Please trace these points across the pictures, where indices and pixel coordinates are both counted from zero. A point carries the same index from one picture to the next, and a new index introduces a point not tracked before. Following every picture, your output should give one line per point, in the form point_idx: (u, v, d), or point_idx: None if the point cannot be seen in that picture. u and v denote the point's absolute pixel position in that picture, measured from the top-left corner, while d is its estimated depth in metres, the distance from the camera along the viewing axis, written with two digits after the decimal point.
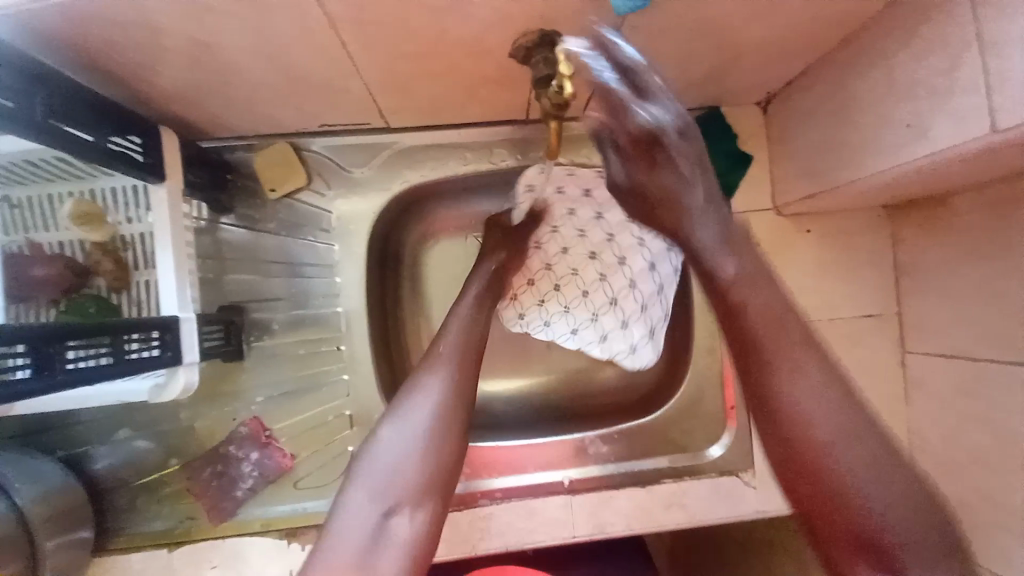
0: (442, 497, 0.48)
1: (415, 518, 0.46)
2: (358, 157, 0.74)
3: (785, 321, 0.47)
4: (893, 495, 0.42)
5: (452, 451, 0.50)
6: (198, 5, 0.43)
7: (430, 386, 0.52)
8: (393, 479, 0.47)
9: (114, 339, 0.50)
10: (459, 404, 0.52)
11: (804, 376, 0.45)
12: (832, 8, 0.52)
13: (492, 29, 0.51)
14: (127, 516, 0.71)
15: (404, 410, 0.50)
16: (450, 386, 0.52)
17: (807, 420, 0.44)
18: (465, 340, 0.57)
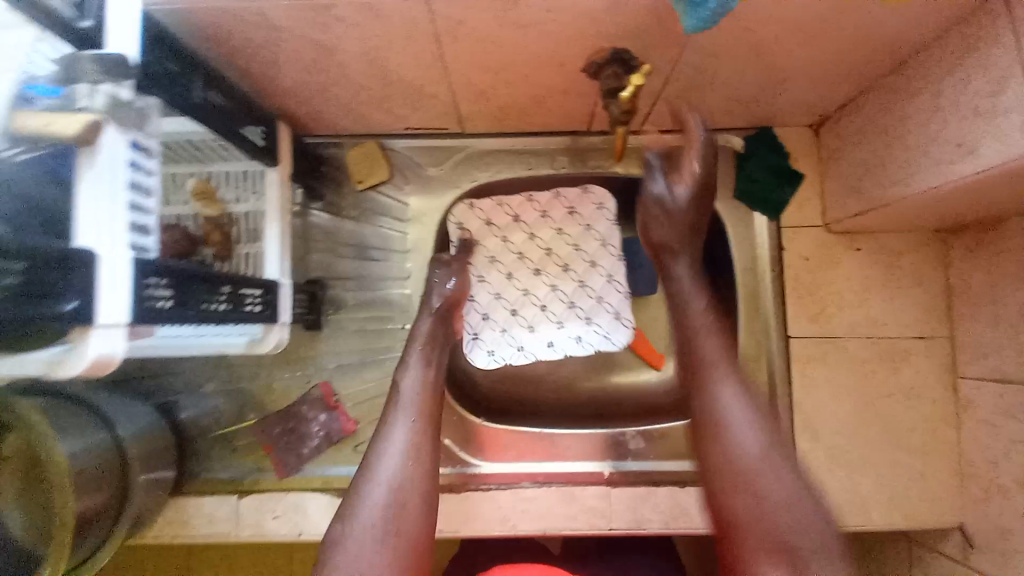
0: (424, 484, 0.63)
1: (392, 516, 0.61)
2: (433, 158, 0.84)
3: (724, 387, 0.73)
4: (809, 535, 0.65)
5: (428, 461, 0.65)
6: (334, 17, 0.52)
7: (400, 427, 0.65)
8: (384, 489, 0.61)
9: (230, 291, 0.58)
10: (427, 424, 0.66)
11: (732, 408, 0.72)
12: (885, 35, 0.57)
13: (570, 46, 0.58)
14: (205, 462, 0.80)
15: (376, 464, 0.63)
16: (412, 447, 0.64)
17: (739, 466, 0.69)
18: (420, 402, 0.67)
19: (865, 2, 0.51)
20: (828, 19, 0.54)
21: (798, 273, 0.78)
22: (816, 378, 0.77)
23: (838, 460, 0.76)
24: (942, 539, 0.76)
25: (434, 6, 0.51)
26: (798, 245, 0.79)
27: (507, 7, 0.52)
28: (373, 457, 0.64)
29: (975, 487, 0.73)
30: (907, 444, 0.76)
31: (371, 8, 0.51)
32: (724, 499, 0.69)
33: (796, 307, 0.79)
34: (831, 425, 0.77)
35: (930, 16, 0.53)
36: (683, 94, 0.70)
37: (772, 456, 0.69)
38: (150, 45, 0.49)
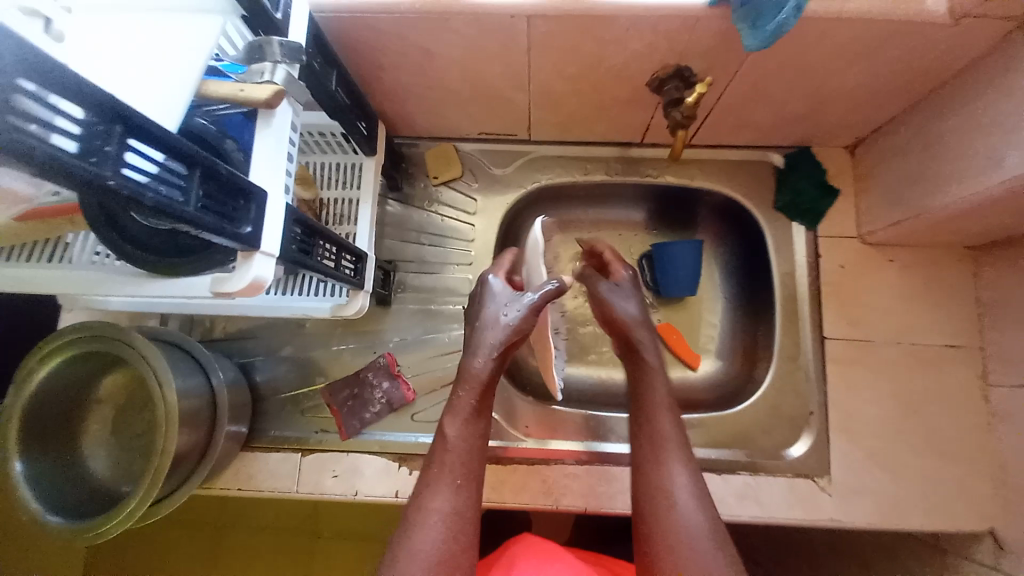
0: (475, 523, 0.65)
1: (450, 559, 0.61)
2: (501, 159, 0.93)
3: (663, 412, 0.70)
4: None
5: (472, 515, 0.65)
6: (451, 27, 0.63)
7: (444, 481, 0.66)
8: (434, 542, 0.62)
9: (336, 250, 0.67)
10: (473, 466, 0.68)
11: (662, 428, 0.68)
12: (919, 61, 0.65)
13: (641, 61, 0.68)
14: (274, 421, 0.86)
15: (421, 516, 0.64)
16: (461, 488, 0.66)
17: (655, 500, 0.64)
18: (450, 455, 0.67)
19: (900, 32, 0.60)
20: (869, 44, 0.63)
21: (834, 280, 0.84)
22: (852, 379, 0.82)
23: (872, 459, 0.79)
24: (971, 545, 0.77)
25: (535, 20, 0.62)
26: (834, 254, 0.85)
27: (595, 24, 0.62)
28: (416, 509, 0.65)
29: (1008, 493, 0.75)
30: (940, 447, 0.79)
31: (482, 21, 0.62)
32: (643, 519, 0.64)
33: (831, 310, 0.84)
34: (866, 424, 0.80)
35: (959, 45, 0.62)
36: (733, 111, 0.79)
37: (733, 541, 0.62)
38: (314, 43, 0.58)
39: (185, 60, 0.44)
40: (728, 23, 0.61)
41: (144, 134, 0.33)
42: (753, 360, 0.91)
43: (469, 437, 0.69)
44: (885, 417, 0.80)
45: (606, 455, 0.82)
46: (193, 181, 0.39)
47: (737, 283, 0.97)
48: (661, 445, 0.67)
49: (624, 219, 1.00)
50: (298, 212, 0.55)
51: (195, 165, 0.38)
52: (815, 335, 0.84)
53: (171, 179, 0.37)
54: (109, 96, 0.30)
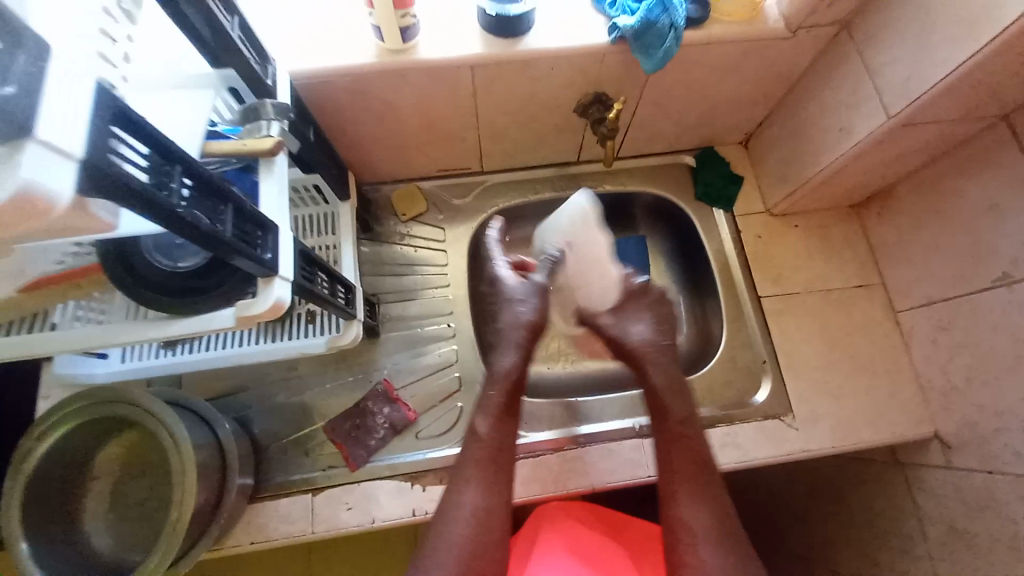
0: (506, 506, 0.70)
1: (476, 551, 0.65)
2: (459, 191, 1.04)
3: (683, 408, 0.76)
4: None
5: (499, 501, 0.69)
6: (408, 81, 0.75)
7: (474, 477, 0.70)
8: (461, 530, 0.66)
9: (330, 280, 0.73)
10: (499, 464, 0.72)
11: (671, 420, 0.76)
12: (775, 66, 0.84)
13: (567, 92, 0.83)
14: (279, 467, 0.87)
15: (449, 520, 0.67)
16: (488, 488, 0.69)
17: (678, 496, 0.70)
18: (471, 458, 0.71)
19: (756, 46, 0.79)
20: (735, 58, 0.81)
21: (757, 248, 1.00)
22: (790, 327, 0.95)
23: (823, 391, 0.92)
24: (919, 449, 0.89)
25: (478, 69, 0.75)
26: (752, 227, 1.01)
27: (526, 66, 0.76)
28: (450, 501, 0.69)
29: (933, 396, 0.89)
30: (872, 369, 0.93)
31: (434, 73, 0.75)
32: (670, 516, 0.69)
33: (760, 273, 0.99)
34: (810, 363, 0.93)
35: (800, 50, 0.81)
36: (647, 124, 0.95)
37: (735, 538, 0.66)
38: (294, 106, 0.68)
39: (193, 122, 0.51)
40: (629, 55, 0.76)
41: (185, 166, 0.40)
42: (708, 329, 1.03)
43: (496, 436, 0.73)
44: (824, 354, 0.94)
45: (599, 434, 0.89)
46: (219, 208, 0.45)
47: (680, 267, 1.10)
48: (687, 455, 0.72)
49: None
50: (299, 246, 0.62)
51: (219, 195, 0.44)
52: (753, 296, 0.97)
53: (205, 203, 0.43)
54: (167, 139, 0.38)
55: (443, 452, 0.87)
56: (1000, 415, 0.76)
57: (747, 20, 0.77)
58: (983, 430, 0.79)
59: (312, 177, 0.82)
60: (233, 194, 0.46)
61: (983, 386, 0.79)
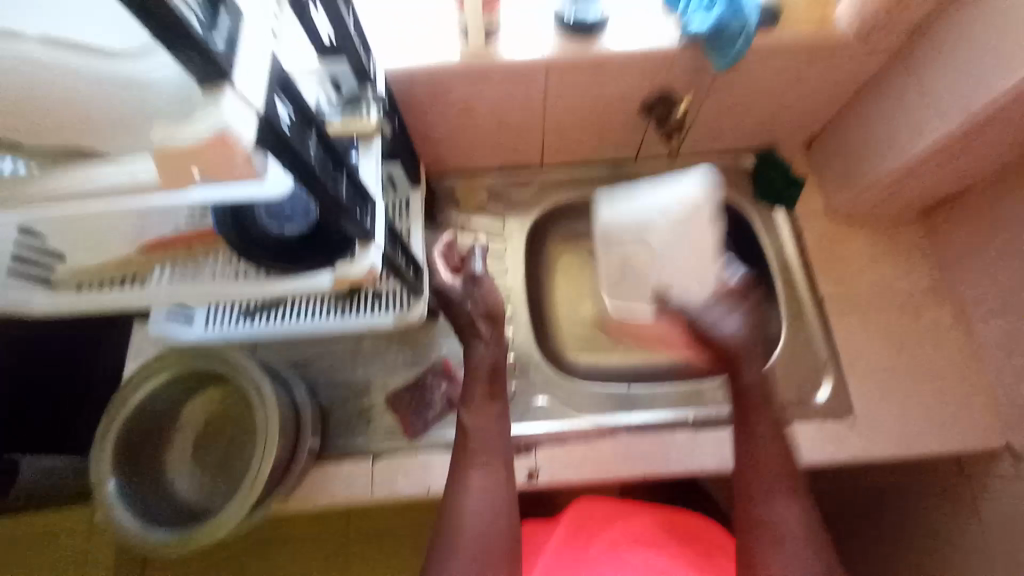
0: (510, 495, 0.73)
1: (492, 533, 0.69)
2: (520, 185, 1.08)
3: (767, 438, 0.73)
4: None
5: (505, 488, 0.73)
6: (486, 76, 0.80)
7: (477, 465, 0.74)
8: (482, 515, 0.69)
9: (403, 257, 0.77)
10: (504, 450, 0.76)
11: (762, 443, 0.73)
12: (845, 68, 0.85)
13: (633, 91, 0.86)
14: (342, 434, 0.92)
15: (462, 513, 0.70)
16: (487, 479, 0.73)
17: (773, 515, 0.68)
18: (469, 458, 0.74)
19: (828, 46, 0.79)
20: (804, 59, 0.82)
21: (818, 250, 0.99)
22: (851, 330, 0.94)
23: (885, 397, 0.89)
24: (988, 464, 0.86)
25: (552, 66, 0.79)
26: (813, 229, 1.01)
27: (598, 64, 0.80)
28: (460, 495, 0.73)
29: (1005, 409, 0.85)
30: (938, 378, 0.90)
31: (510, 70, 0.79)
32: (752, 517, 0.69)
33: (821, 275, 0.98)
34: (872, 367, 0.91)
35: (872, 52, 0.81)
36: (709, 124, 0.97)
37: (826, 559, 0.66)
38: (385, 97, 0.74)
39: None
40: (698, 54, 0.79)
41: (317, 131, 0.46)
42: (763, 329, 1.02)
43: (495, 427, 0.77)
44: (886, 359, 0.92)
45: (650, 423, 0.91)
46: (337, 173, 0.50)
47: None
48: (775, 462, 0.71)
49: None
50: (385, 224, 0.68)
51: (338, 161, 0.50)
52: (812, 297, 0.97)
53: (329, 165, 0.48)
54: (306, 105, 0.44)
55: None
56: None
57: (819, 22, 0.78)
58: None
59: (389, 165, 0.88)
60: (347, 162, 0.51)
61: None
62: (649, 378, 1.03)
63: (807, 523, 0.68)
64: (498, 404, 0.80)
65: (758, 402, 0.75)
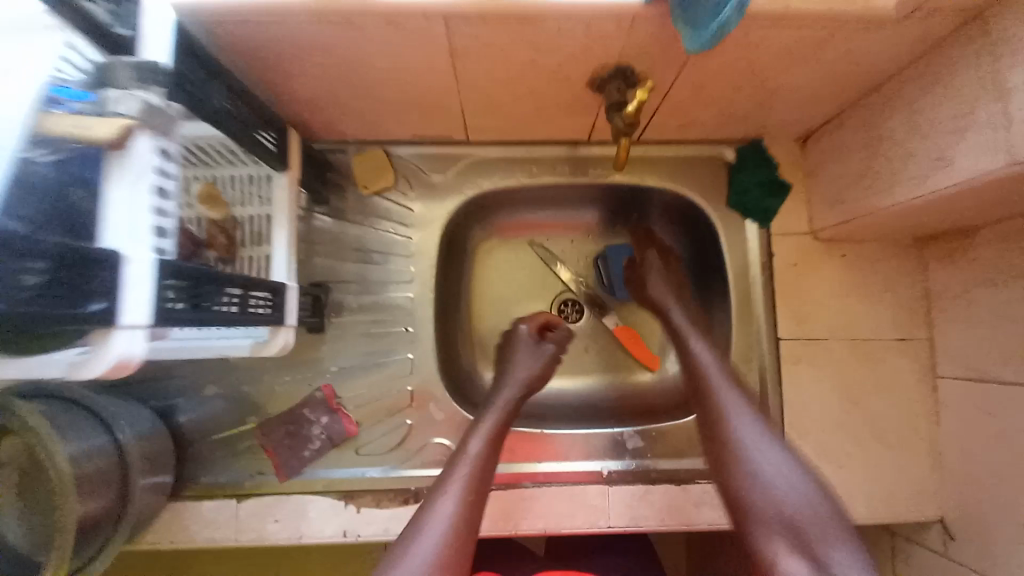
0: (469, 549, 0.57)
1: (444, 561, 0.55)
2: (438, 165, 0.85)
3: (757, 443, 0.64)
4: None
5: (472, 527, 0.59)
6: (359, 28, 0.54)
7: (455, 495, 0.61)
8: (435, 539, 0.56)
9: (241, 292, 0.60)
10: (476, 478, 0.63)
11: (767, 473, 0.62)
12: (866, 57, 0.61)
13: (578, 63, 0.61)
14: (204, 466, 0.80)
15: (438, 506, 0.60)
16: (467, 501, 0.60)
17: (756, 549, 0.59)
18: (483, 458, 0.65)
19: (852, 26, 0.56)
20: (814, 43, 0.58)
21: (784, 279, 0.82)
22: (802, 377, 0.81)
23: (822, 453, 0.79)
24: (922, 531, 0.80)
25: (453, 22, 0.54)
26: (785, 253, 0.83)
27: (523, 24, 0.54)
28: (420, 517, 0.59)
29: (953, 479, 0.77)
30: (889, 439, 0.79)
31: (389, 21, 0.53)
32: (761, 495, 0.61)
33: (783, 308, 0.82)
34: (820, 420, 0.80)
35: (909, 39, 0.58)
36: (682, 108, 0.74)
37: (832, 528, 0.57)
38: (182, 57, 0.51)
39: (18, 100, 0.41)
40: (667, 23, 0.54)
41: None
42: None
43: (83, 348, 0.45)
44: (837, 412, 0.80)
45: (563, 472, 0.80)
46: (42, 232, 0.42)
47: (692, 282, 0.93)
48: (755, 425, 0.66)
49: (571, 220, 0.95)
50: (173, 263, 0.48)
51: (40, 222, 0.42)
52: (769, 334, 0.82)
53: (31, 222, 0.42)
54: None
55: (387, 472, 0.78)
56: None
57: None
58: (1004, 538, 0.68)
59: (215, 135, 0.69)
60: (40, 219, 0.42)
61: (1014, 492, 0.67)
62: (573, 418, 0.88)
63: (816, 521, 0.58)
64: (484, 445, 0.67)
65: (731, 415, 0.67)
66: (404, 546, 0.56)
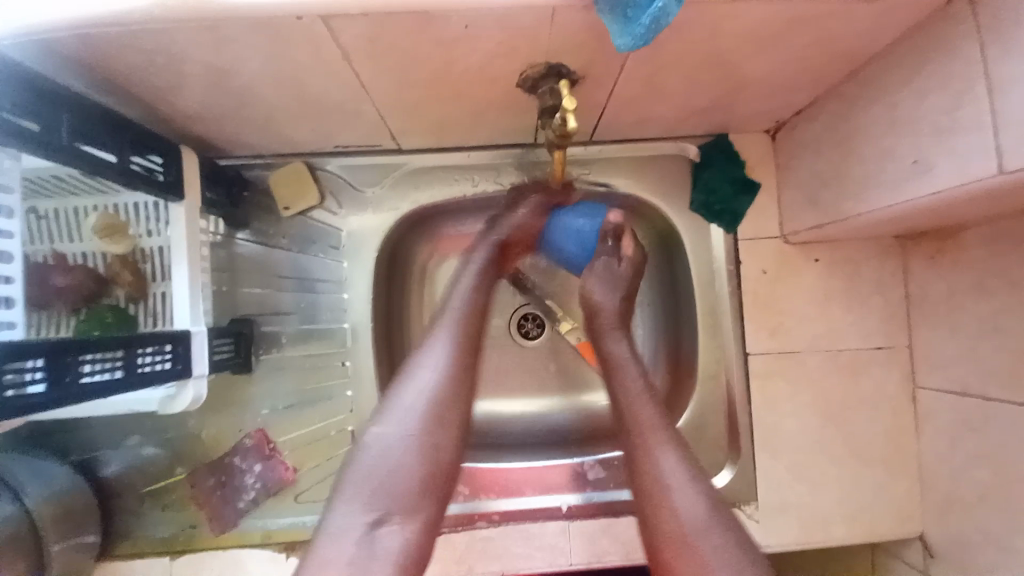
0: (448, 463, 0.55)
1: (411, 467, 0.53)
2: (369, 177, 0.76)
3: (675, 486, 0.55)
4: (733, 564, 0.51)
5: (451, 426, 0.56)
6: (223, 36, 0.45)
7: (434, 363, 0.58)
8: (403, 434, 0.54)
9: (128, 352, 0.53)
10: (466, 364, 0.59)
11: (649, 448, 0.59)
12: (836, 42, 0.53)
13: (501, 62, 0.52)
14: (132, 522, 0.73)
15: (414, 372, 0.57)
16: (451, 370, 0.58)
17: (676, 517, 0.54)
18: (466, 319, 0.62)
19: (817, 9, 0.47)
20: (772, 31, 0.50)
21: (753, 288, 0.75)
22: (773, 395, 0.74)
23: (795, 473, 0.74)
24: (901, 547, 0.74)
25: (335, 24, 0.44)
26: (754, 259, 0.76)
27: (420, 22, 0.45)
28: (401, 381, 0.57)
29: (931, 497, 0.71)
30: (870, 457, 0.73)
31: (256, 25, 0.44)
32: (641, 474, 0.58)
33: (752, 320, 0.75)
34: (793, 439, 0.74)
35: (883, 22, 0.49)
36: (632, 105, 0.65)
37: (713, 516, 0.54)
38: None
39: None
40: (594, 14, 0.45)
41: None
42: (678, 378, 0.80)
43: None
44: (811, 429, 0.74)
45: (519, 512, 0.74)
46: None
47: (661, 291, 0.84)
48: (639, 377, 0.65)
49: None
50: (12, 344, 0.41)
51: None
52: (737, 349, 0.76)
53: None
54: None
55: None
56: (1007, 553, 0.60)
57: None
58: (981, 564, 0.63)
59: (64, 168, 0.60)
60: None
61: (997, 517, 0.61)
62: (536, 446, 0.81)
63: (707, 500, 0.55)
64: (479, 313, 0.63)
65: (621, 372, 0.66)
66: (388, 404, 0.56)
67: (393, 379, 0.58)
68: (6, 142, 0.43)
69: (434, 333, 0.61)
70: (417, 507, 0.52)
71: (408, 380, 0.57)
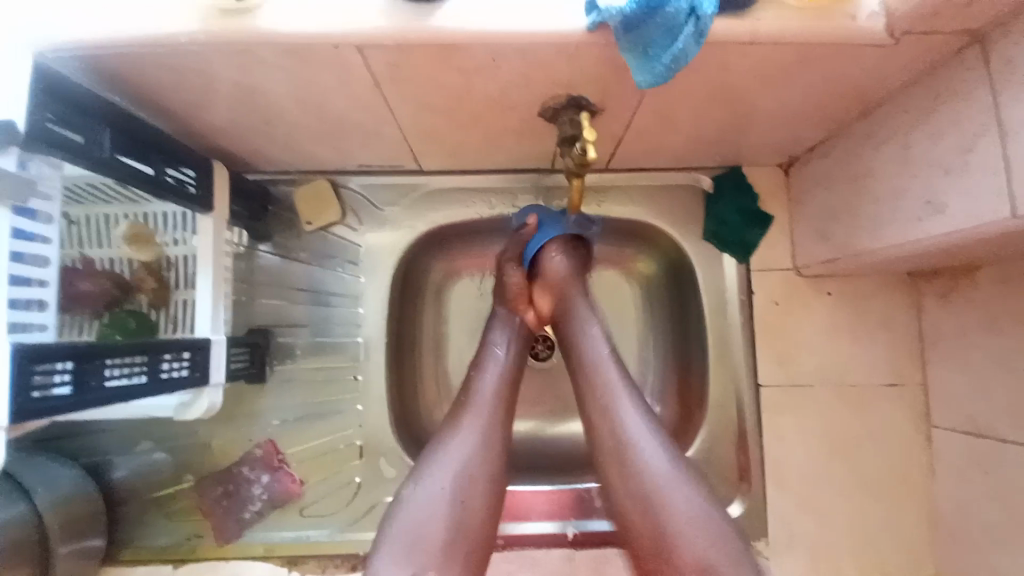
0: (487, 532, 0.55)
1: (448, 532, 0.53)
2: (388, 196, 0.79)
3: (673, 487, 0.54)
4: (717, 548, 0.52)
5: (485, 492, 0.56)
6: (261, 59, 0.47)
7: (469, 428, 0.59)
8: (440, 498, 0.54)
9: (150, 357, 0.55)
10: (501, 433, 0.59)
11: (646, 449, 0.57)
12: (848, 84, 0.55)
13: (522, 92, 0.55)
14: (136, 529, 0.73)
15: (449, 439, 0.58)
16: (484, 439, 0.58)
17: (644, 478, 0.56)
18: (499, 392, 0.62)
19: (827, 53, 0.49)
20: (786, 71, 0.52)
21: (764, 318, 0.75)
22: (783, 427, 0.74)
23: (805, 509, 0.73)
24: None
25: (368, 52, 0.47)
26: (765, 290, 0.76)
27: (448, 53, 0.47)
28: (435, 449, 0.57)
29: (946, 541, 0.69)
30: (882, 496, 0.72)
31: (294, 51, 0.46)
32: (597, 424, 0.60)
33: (763, 351, 0.75)
34: (803, 473, 0.73)
35: (893, 66, 0.51)
36: (646, 136, 0.67)
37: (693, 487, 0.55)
38: (47, 104, 0.45)
39: None
40: (613, 49, 0.47)
41: None
42: (688, 407, 0.80)
43: None
44: (822, 464, 0.73)
45: (522, 535, 0.73)
46: None
47: (672, 318, 0.84)
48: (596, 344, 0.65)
49: None
50: (42, 347, 0.43)
51: None
52: (748, 378, 0.75)
53: None
54: None
55: (332, 536, 0.72)
56: None
57: (823, 8, 0.46)
58: None
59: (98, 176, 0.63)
60: None
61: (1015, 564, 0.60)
62: (542, 469, 0.80)
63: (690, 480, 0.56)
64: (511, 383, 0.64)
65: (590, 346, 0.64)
66: (422, 467, 0.57)
67: (419, 457, 0.58)
68: (51, 154, 0.45)
69: (466, 407, 0.61)
70: (454, 564, 0.52)
71: (442, 450, 0.57)
